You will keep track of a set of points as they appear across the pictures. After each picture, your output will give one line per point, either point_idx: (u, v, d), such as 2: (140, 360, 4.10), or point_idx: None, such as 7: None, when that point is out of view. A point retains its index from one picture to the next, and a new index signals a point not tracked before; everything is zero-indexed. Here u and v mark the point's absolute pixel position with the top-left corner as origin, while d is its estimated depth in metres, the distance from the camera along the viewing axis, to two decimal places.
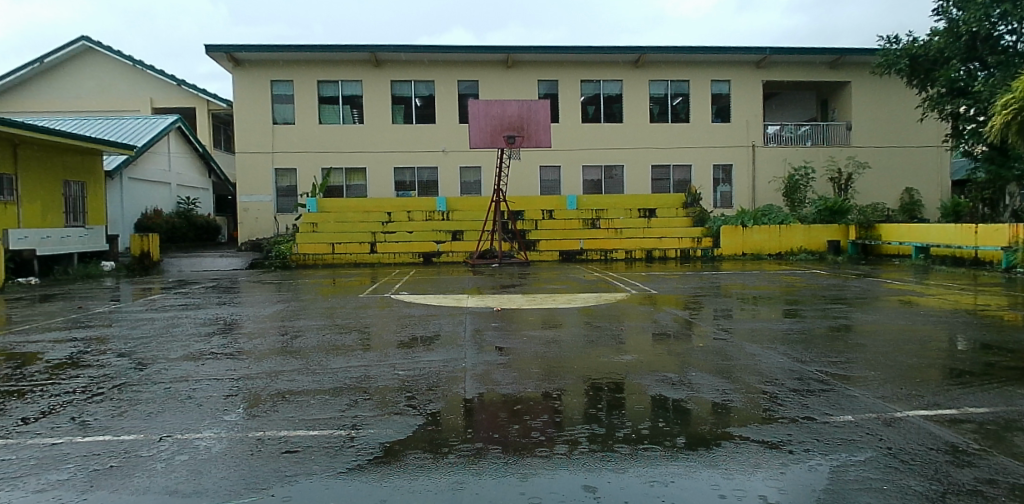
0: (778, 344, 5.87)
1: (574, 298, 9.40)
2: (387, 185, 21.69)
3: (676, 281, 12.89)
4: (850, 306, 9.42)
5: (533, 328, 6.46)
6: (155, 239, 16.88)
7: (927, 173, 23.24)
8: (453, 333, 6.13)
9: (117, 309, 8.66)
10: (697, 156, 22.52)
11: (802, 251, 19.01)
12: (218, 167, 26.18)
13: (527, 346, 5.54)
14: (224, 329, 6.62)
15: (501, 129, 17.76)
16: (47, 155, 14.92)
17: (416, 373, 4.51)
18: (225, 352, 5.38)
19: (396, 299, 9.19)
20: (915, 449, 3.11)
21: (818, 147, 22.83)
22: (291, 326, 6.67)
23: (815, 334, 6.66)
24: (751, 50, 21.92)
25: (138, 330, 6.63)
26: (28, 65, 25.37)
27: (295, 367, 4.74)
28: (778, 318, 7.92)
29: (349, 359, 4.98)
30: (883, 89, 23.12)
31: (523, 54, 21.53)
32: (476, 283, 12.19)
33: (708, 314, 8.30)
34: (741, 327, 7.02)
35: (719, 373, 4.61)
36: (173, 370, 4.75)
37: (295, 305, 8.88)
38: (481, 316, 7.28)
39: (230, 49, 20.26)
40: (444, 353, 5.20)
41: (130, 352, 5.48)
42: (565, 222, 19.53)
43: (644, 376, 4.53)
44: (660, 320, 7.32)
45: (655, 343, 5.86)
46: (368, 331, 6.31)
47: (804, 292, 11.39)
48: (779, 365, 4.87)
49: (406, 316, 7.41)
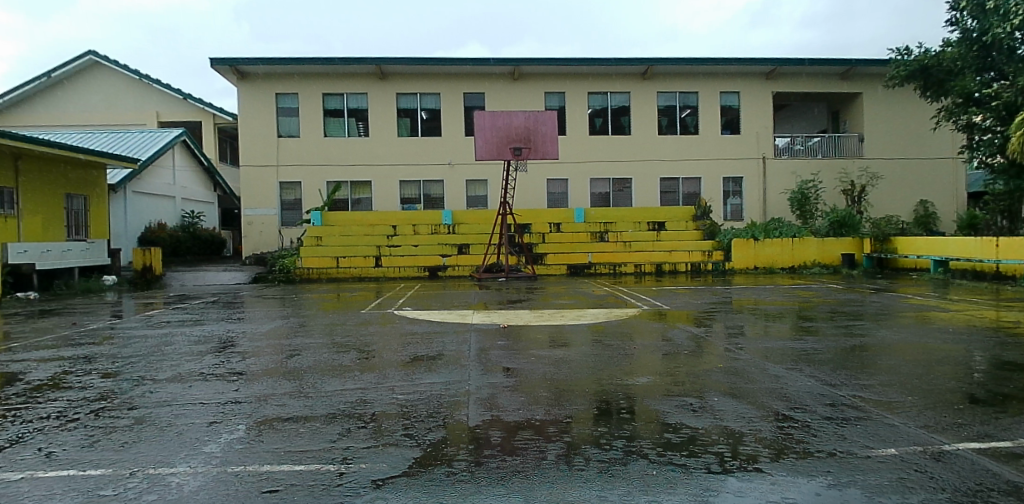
0: (802, 363, 5.50)
1: (583, 314, 9.05)
2: (393, 198, 21.51)
3: (689, 296, 12.50)
4: (872, 322, 9.01)
5: (541, 347, 6.11)
6: (157, 252, 16.72)
7: (942, 185, 22.82)
8: (456, 353, 5.80)
9: (113, 325, 8.43)
10: (706, 169, 22.21)
11: (816, 264, 18.59)
12: (223, 181, 26.15)
13: (535, 366, 5.20)
14: (218, 347, 6.33)
15: (507, 140, 17.53)
16: (49, 169, 14.82)
17: (415, 397, 4.19)
18: (216, 374, 5.08)
19: (399, 315, 8.87)
20: (975, 490, 2.74)
21: (830, 159, 22.48)
22: (289, 345, 6.37)
23: (839, 353, 6.27)
24: (760, 61, 21.71)
25: (128, 348, 6.35)
26: (36, 80, 25.60)
27: (286, 390, 4.43)
28: (798, 336, 7.54)
29: (344, 381, 4.67)
30: (896, 100, 22.79)
31: (530, 66, 21.37)
32: (481, 297, 11.87)
33: (723, 331, 7.91)
34: (759, 346, 6.64)
35: (742, 397, 4.25)
36: (159, 393, 4.47)
37: (293, 321, 8.58)
38: (487, 334, 6.96)
39: (235, 62, 20.22)
40: (446, 375, 4.87)
41: (116, 373, 5.20)
42: (572, 235, 19.20)
43: (663, 400, 4.19)
44: (673, 338, 6.95)
45: (670, 363, 5.52)
46: (367, 350, 6.00)
47: (822, 308, 10.96)
48: (807, 388, 4.49)
49: (407, 333, 7.09)
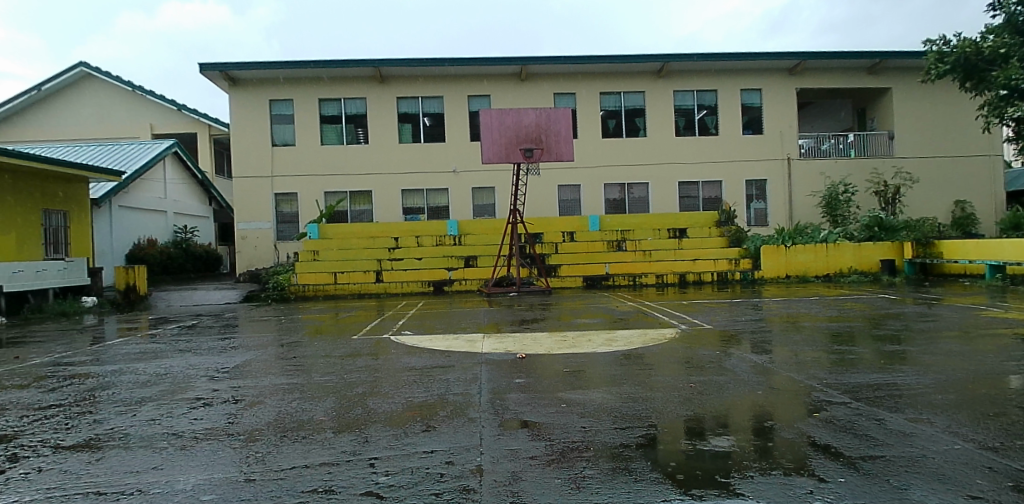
0: (924, 405, 4.10)
1: (614, 337, 7.73)
2: (395, 208, 20.35)
3: (726, 311, 11.12)
4: (955, 341, 7.53)
5: (570, 389, 4.79)
6: (142, 271, 15.62)
7: (982, 185, 21.39)
8: (463, 398, 4.49)
9: (61, 360, 7.15)
10: (728, 172, 20.90)
11: (852, 272, 17.22)
12: (218, 194, 25.07)
13: (569, 420, 3.87)
14: (169, 391, 5.04)
15: (517, 141, 16.29)
16: (23, 183, 13.76)
17: (404, 480, 2.89)
18: (144, 435, 3.76)
19: (395, 342, 7.58)
20: None
21: (858, 159, 21.12)
22: (254, 388, 5.06)
23: (953, 384, 4.83)
24: (784, 55, 20.47)
25: (54, 394, 5.08)
26: (25, 93, 24.81)
27: (225, 469, 3.12)
28: (883, 361, 6.11)
29: (307, 450, 3.35)
30: (929, 93, 21.48)
31: (537, 66, 20.22)
32: (491, 317, 10.60)
33: (788, 357, 6.47)
34: (844, 376, 5.23)
35: (884, 478, 2.87)
36: (54, 473, 3.17)
37: (271, 352, 7.27)
38: (500, 368, 5.69)
39: (225, 67, 19.20)
40: (448, 439, 3.53)
41: (13, 436, 3.88)
42: (588, 244, 17.90)
43: (766, 484, 2.84)
44: (734, 369, 5.59)
45: (747, 409, 4.13)
46: (351, 395, 4.71)
47: (887, 324, 9.47)
48: (968, 459, 3.09)
49: (404, 369, 5.76)
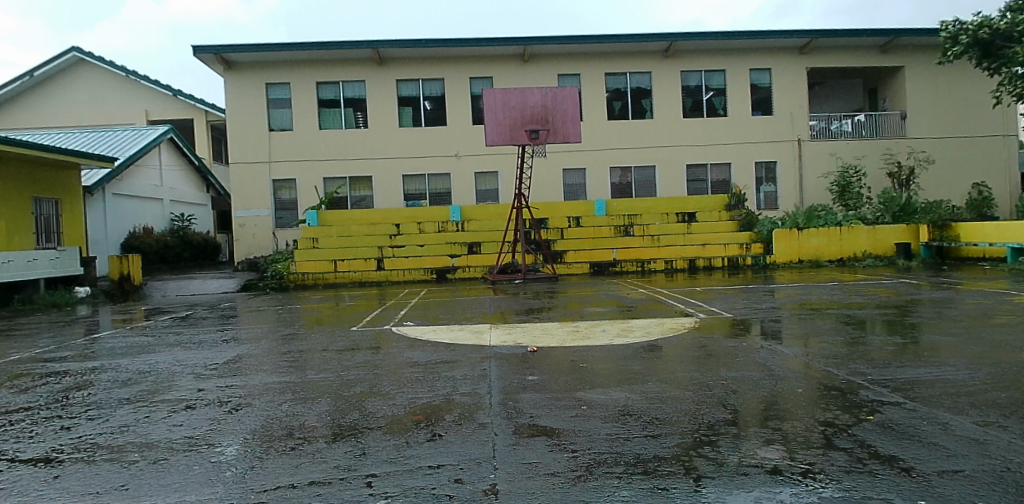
0: (990, 405, 3.66)
1: (629, 328, 7.30)
2: (396, 194, 19.88)
3: (743, 298, 10.68)
4: (993, 330, 7.08)
5: (589, 388, 4.37)
6: (136, 260, 15.26)
7: (998, 166, 20.79)
8: (471, 400, 4.08)
9: (42, 355, 6.73)
10: (737, 154, 20.33)
11: (867, 256, 16.74)
12: (216, 181, 24.65)
13: (593, 426, 3.44)
14: (152, 391, 4.63)
15: (522, 122, 15.75)
16: (13, 169, 13.29)
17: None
18: (114, 446, 3.33)
19: (397, 335, 7.18)
20: None
21: (871, 140, 20.52)
22: (243, 388, 4.63)
23: (1011, 379, 4.38)
24: (796, 33, 19.78)
25: (25, 395, 4.67)
26: (18, 79, 24.30)
27: (200, 489, 2.69)
28: (923, 352, 5.65)
29: (296, 465, 2.93)
30: (943, 72, 20.83)
31: (541, 45, 19.54)
32: (497, 306, 10.18)
33: (819, 347, 6.02)
34: (887, 371, 4.77)
35: (974, 498, 2.43)
36: (3, 493, 2.73)
37: (266, 346, 6.86)
38: (510, 364, 5.25)
39: (219, 49, 18.64)
40: (456, 450, 3.10)
41: None
42: (594, 229, 17.44)
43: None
44: (766, 363, 5.15)
45: (790, 410, 3.69)
46: (349, 395, 4.29)
47: (915, 311, 9.00)
48: None
49: (407, 364, 5.33)
